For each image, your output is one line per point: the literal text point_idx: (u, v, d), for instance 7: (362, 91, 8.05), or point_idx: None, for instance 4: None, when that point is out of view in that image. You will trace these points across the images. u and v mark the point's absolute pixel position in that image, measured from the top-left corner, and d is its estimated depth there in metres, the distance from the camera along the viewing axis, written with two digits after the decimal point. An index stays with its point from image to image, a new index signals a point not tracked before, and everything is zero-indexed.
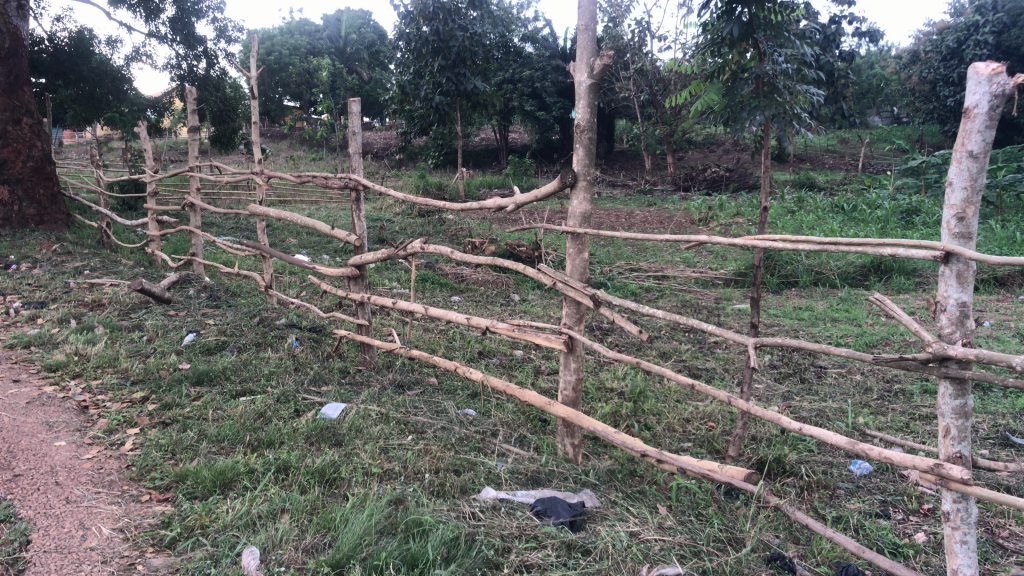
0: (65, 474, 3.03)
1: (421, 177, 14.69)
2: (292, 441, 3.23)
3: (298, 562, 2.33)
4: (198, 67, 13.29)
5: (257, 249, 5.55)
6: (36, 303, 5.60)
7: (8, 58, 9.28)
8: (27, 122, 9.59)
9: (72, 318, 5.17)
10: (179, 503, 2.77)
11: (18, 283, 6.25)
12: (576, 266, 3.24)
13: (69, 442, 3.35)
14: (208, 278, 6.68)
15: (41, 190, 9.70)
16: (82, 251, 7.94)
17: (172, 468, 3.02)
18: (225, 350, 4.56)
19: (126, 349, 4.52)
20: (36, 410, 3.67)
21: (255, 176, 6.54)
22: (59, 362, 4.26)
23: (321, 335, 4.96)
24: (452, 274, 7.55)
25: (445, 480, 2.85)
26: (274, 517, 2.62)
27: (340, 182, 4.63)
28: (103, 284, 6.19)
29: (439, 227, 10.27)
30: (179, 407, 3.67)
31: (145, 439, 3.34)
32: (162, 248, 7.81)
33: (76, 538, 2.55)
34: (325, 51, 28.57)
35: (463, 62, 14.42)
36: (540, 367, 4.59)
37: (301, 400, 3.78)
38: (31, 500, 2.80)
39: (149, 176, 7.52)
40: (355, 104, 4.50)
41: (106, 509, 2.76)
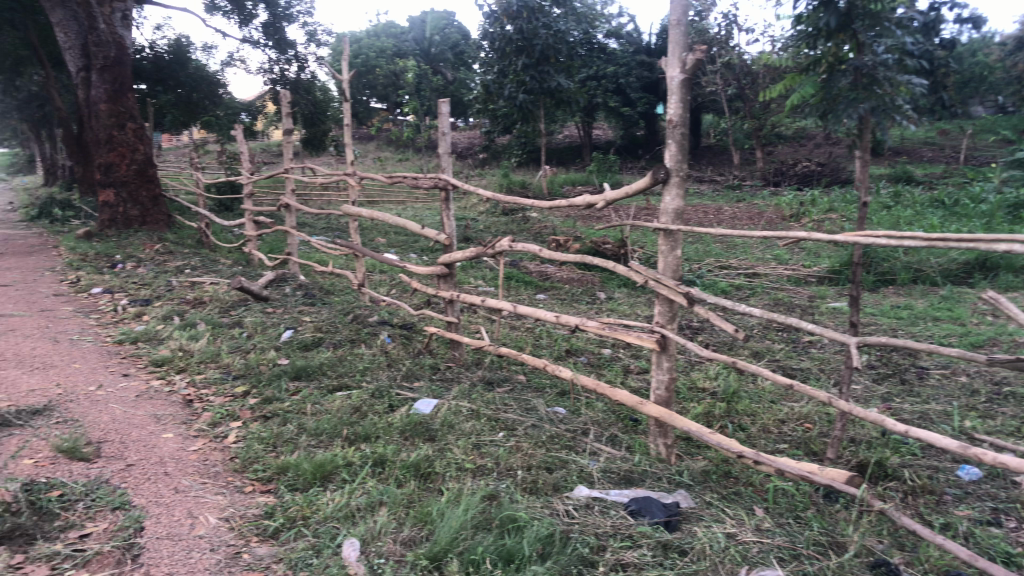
0: (174, 465, 3.18)
1: (505, 174, 14.77)
2: (387, 436, 3.29)
3: (397, 554, 2.38)
4: (290, 71, 13.66)
5: (349, 248, 5.66)
6: (141, 302, 5.87)
7: (113, 66, 9.70)
8: (131, 127, 9.99)
9: (176, 315, 5.39)
10: (281, 495, 2.87)
11: (125, 282, 6.57)
12: (668, 263, 3.21)
13: (176, 434, 3.50)
14: (302, 276, 6.85)
15: (143, 192, 10.14)
16: (182, 251, 8.26)
17: (273, 460, 3.13)
18: (320, 347, 4.67)
19: (227, 345, 4.67)
20: (145, 404, 3.87)
21: (346, 178, 6.67)
22: (165, 357, 4.46)
23: (412, 332, 5.03)
24: (538, 272, 7.58)
25: (538, 478, 2.87)
26: (372, 510, 2.68)
27: (430, 182, 4.68)
28: (203, 282, 6.42)
29: (523, 225, 10.31)
30: (278, 401, 3.79)
31: (246, 433, 3.47)
32: (258, 248, 8.06)
33: (185, 526, 2.68)
34: (410, 52, 29.00)
35: (547, 59, 14.40)
36: (630, 366, 4.56)
37: (394, 396, 3.84)
38: (143, 489, 2.96)
39: (245, 178, 7.74)
40: (445, 103, 4.54)
41: (212, 499, 2.89)
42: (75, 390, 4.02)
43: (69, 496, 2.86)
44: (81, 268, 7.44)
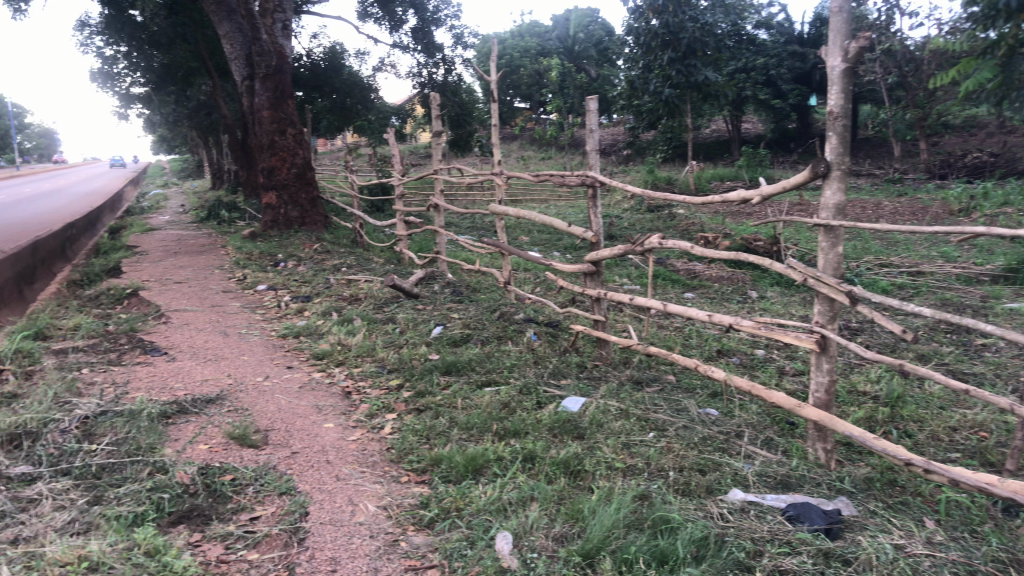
0: (334, 454, 3.35)
1: (650, 171, 14.60)
2: (536, 432, 3.32)
3: (549, 549, 2.40)
4: (438, 74, 14.03)
5: (497, 246, 5.75)
6: (302, 298, 6.19)
7: (274, 75, 10.23)
8: (291, 132, 10.52)
9: (333, 311, 5.65)
10: (435, 486, 2.95)
11: (287, 280, 6.95)
12: (829, 261, 3.08)
13: (336, 424, 3.67)
14: (451, 274, 7.01)
15: (302, 194, 10.71)
16: (338, 250, 8.62)
17: (426, 452, 3.23)
18: (468, 343, 4.76)
19: (382, 340, 4.85)
20: (307, 394, 4.09)
21: (494, 177, 6.77)
22: (325, 351, 4.69)
23: (559, 330, 5.05)
24: (684, 270, 7.45)
25: (691, 479, 2.82)
26: (524, 505, 2.71)
27: (578, 180, 4.68)
28: (358, 280, 6.68)
29: (669, 222, 10.16)
30: (431, 395, 3.90)
31: (401, 424, 3.60)
32: (408, 247, 8.33)
33: (346, 513, 2.82)
34: (554, 51, 29.20)
35: (694, 53, 14.12)
36: (785, 367, 4.41)
37: (543, 393, 3.87)
38: (307, 476, 3.14)
39: (396, 179, 8.01)
40: (593, 101, 4.53)
41: (370, 488, 3.02)
42: (244, 380, 4.30)
43: (241, 480, 3.11)
44: (247, 266, 7.93)
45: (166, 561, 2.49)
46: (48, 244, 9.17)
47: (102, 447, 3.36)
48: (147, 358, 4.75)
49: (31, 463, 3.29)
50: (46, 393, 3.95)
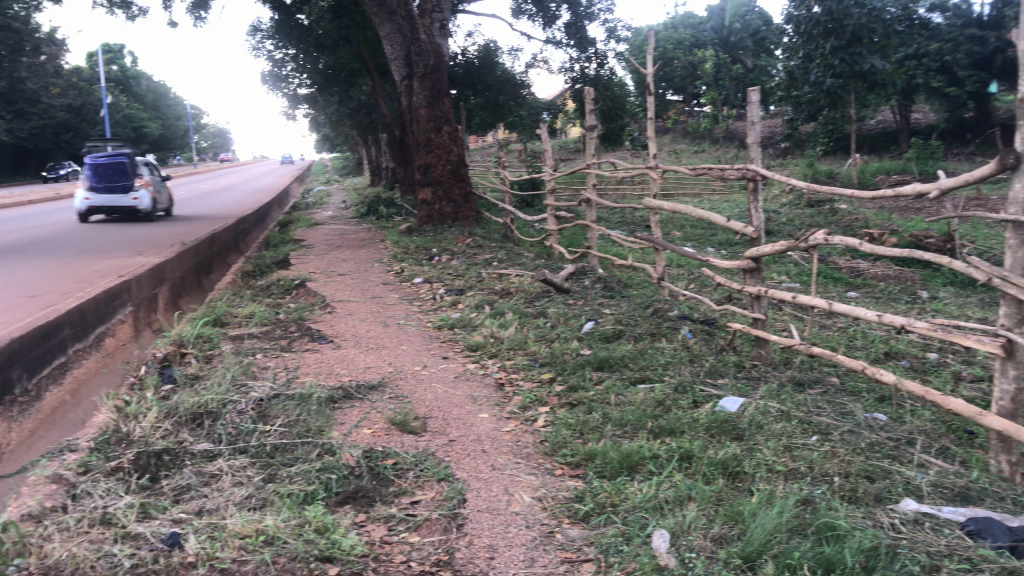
0: (489, 443, 3.42)
1: (810, 164, 14.05)
2: (692, 431, 3.27)
3: (708, 550, 2.37)
4: (590, 68, 14.03)
5: (651, 242, 5.68)
6: (456, 290, 6.36)
7: (432, 74, 10.52)
8: (447, 130, 10.78)
9: (486, 304, 5.76)
10: (590, 480, 2.97)
11: (442, 273, 7.16)
12: (1018, 259, 2.85)
13: (491, 414, 3.75)
14: (603, 269, 6.99)
15: (456, 190, 10.98)
16: (490, 244, 8.77)
17: (581, 447, 3.24)
18: (621, 339, 4.74)
19: (534, 333, 4.90)
20: (462, 384, 4.19)
21: (648, 172, 6.70)
22: (479, 343, 4.80)
23: (714, 328, 4.93)
24: (847, 267, 7.13)
25: (858, 486, 2.70)
26: (681, 504, 2.67)
27: (738, 173, 4.56)
28: (510, 274, 6.76)
29: (831, 218, 9.75)
30: (584, 390, 3.91)
31: (555, 418, 3.62)
32: (559, 242, 8.38)
33: (503, 502, 2.89)
34: (709, 42, 28.62)
35: (860, 40, 13.47)
36: (961, 373, 4.12)
37: (699, 391, 3.80)
38: (464, 463, 3.23)
39: (548, 175, 8.07)
40: (755, 92, 4.41)
41: (526, 478, 3.07)
42: (403, 369, 4.46)
43: (402, 465, 3.23)
44: (404, 260, 8.23)
45: (335, 538, 2.64)
46: (224, 238, 9.84)
47: (275, 428, 3.59)
48: (314, 345, 5.02)
49: (211, 440, 3.55)
50: (224, 375, 4.25)
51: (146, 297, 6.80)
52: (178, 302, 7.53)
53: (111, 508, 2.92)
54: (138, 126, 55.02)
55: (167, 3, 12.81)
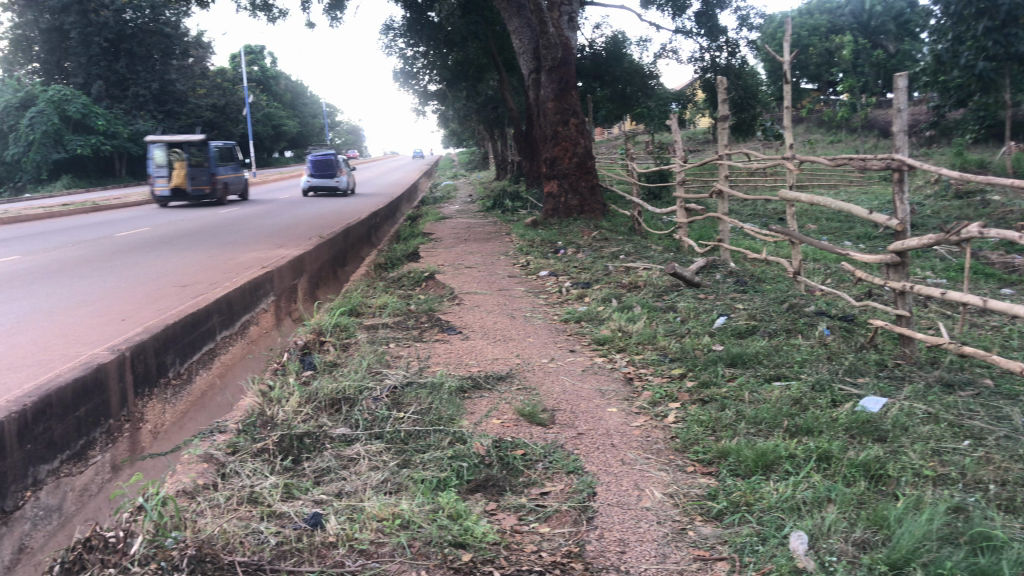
0: (619, 438, 3.40)
1: (958, 153, 13.27)
2: (831, 432, 3.15)
3: (850, 554, 2.28)
4: (721, 58, 13.72)
5: (786, 235, 5.50)
6: (583, 284, 6.36)
7: (560, 66, 10.57)
8: (574, 123, 10.80)
9: (614, 297, 5.73)
10: (722, 479, 2.92)
11: (568, 266, 7.18)
12: None
13: (620, 409, 3.73)
14: (734, 263, 6.82)
15: (582, 183, 10.99)
16: (617, 237, 8.72)
17: (714, 444, 3.18)
18: (754, 335, 4.62)
19: (664, 328, 4.84)
20: (590, 378, 4.19)
21: (784, 163, 6.48)
22: (607, 336, 4.79)
23: (854, 324, 4.73)
24: (1001, 263, 6.69)
25: (1016, 495, 2.53)
26: (820, 506, 2.58)
27: (882, 163, 4.35)
28: (637, 267, 6.70)
29: (982, 210, 9.17)
30: (716, 386, 3.83)
31: (685, 414, 3.57)
32: (688, 235, 8.25)
33: (633, 496, 2.88)
34: (847, 27, 27.49)
35: (1016, 20, 12.61)
36: None
37: (838, 391, 3.65)
38: (594, 457, 3.23)
39: (678, 166, 7.94)
40: (903, 77, 4.19)
41: (656, 474, 3.04)
42: (531, 361, 4.50)
43: (531, 455, 3.26)
44: (530, 253, 8.29)
45: (467, 525, 2.70)
46: (357, 231, 10.19)
47: (408, 415, 3.69)
48: (444, 336, 5.12)
49: (349, 425, 3.69)
50: (360, 364, 4.41)
51: (287, 288, 7.13)
52: (315, 293, 7.87)
53: (257, 487, 3.08)
54: (277, 124, 57.54)
55: (305, 5, 13.35)
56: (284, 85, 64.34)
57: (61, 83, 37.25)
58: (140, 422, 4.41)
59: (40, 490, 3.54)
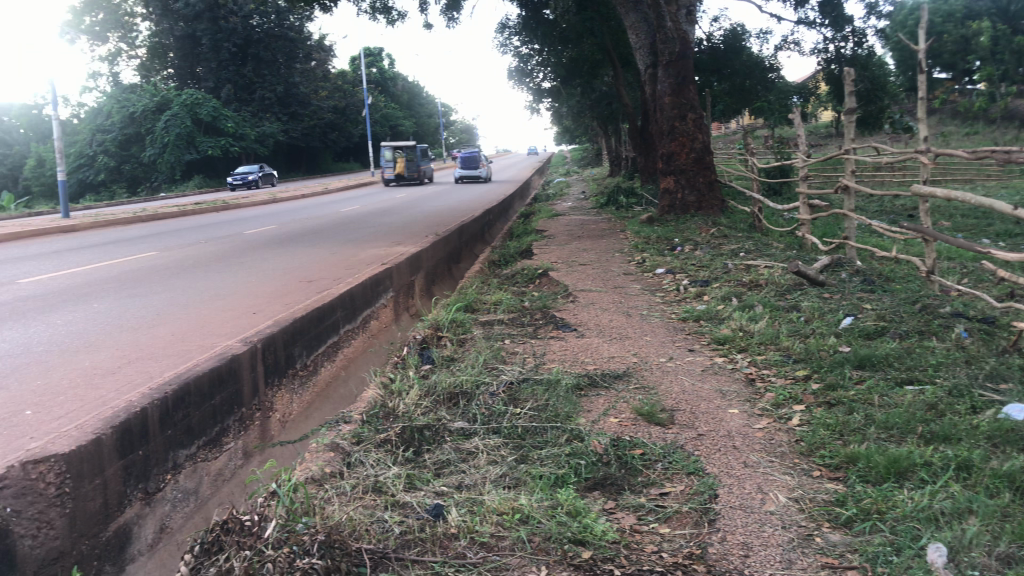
0: (740, 440, 3.33)
1: None
2: (971, 439, 2.98)
3: (993, 570, 2.17)
4: (847, 48, 13.23)
5: (919, 232, 5.25)
6: (701, 282, 6.25)
7: (678, 60, 10.61)
8: (691, 117, 10.79)
9: (734, 296, 5.61)
10: (852, 485, 2.82)
11: (685, 264, 7.07)
12: None
13: (742, 410, 3.64)
14: (861, 261, 6.56)
15: (700, 178, 10.93)
16: (736, 234, 8.53)
17: (842, 448, 3.08)
18: (884, 337, 4.43)
19: (787, 327, 4.70)
20: (710, 378, 4.12)
21: (918, 157, 6.19)
22: (727, 336, 4.69)
23: (995, 326, 4.46)
24: None
25: None
26: (960, 517, 2.46)
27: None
28: (758, 265, 6.53)
29: None
30: (843, 389, 3.69)
31: (811, 417, 3.46)
32: (811, 233, 7.99)
33: (756, 500, 2.81)
34: (985, 13, 26.08)
35: None
36: None
37: (977, 397, 3.46)
38: (715, 458, 3.17)
39: (802, 161, 7.71)
40: None
41: (781, 478, 2.96)
42: (649, 360, 4.45)
43: (650, 455, 3.23)
44: (646, 250, 8.22)
45: (587, 522, 2.71)
46: (472, 229, 10.32)
47: (526, 411, 3.72)
48: (560, 333, 5.13)
49: (467, 418, 3.76)
50: (477, 359, 4.48)
51: (405, 284, 7.31)
52: (432, 289, 8.03)
53: (380, 476, 3.21)
54: (395, 125, 58.97)
55: (423, 6, 13.62)
56: (402, 85, 65.89)
57: (194, 87, 39.24)
58: (268, 411, 4.63)
59: (180, 474, 3.79)
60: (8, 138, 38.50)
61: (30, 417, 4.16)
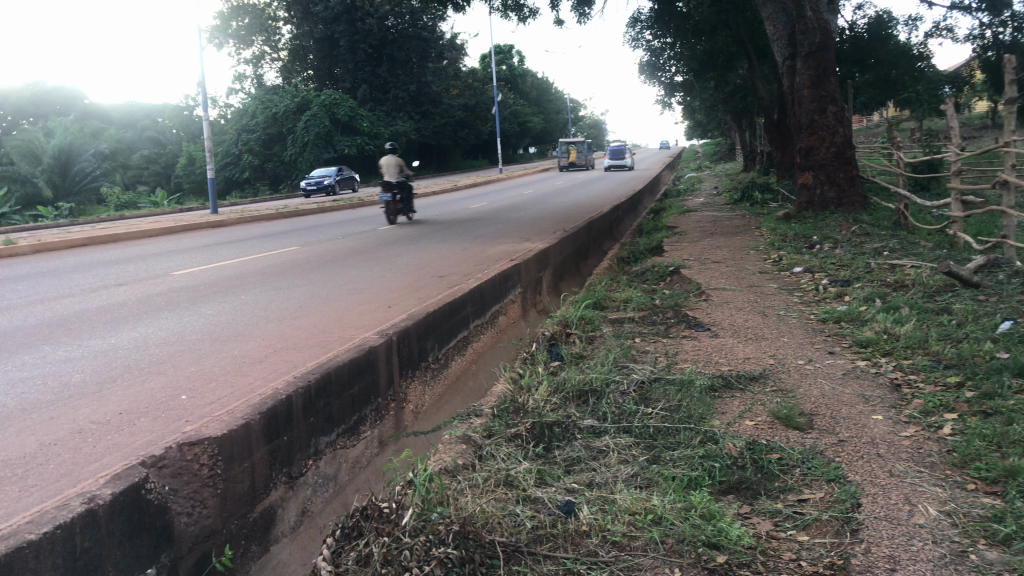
0: (885, 447, 3.18)
1: None
2: None
3: None
4: (1006, 34, 12.44)
5: None
6: (842, 281, 6.01)
7: (818, 52, 10.45)
8: (832, 110, 10.60)
9: (878, 297, 5.36)
10: (1010, 500, 2.64)
11: (824, 262, 6.82)
12: None
13: (886, 417, 3.49)
14: (1020, 261, 6.14)
15: (841, 174, 10.71)
16: (880, 232, 8.15)
17: (1000, 462, 2.89)
18: None
19: (937, 331, 4.45)
20: (852, 382, 3.96)
21: None
22: (871, 339, 4.49)
23: None
24: None
25: None
26: None
27: None
28: (904, 264, 6.22)
29: None
30: (1000, 398, 3.47)
31: (964, 427, 3.26)
32: (964, 231, 7.54)
33: (903, 512, 2.68)
34: None
35: None
36: None
37: None
38: (858, 466, 3.05)
39: (955, 155, 7.28)
40: None
41: (930, 490, 2.81)
42: (786, 362, 4.32)
43: (787, 461, 3.13)
44: (782, 248, 7.96)
45: (721, 526, 2.66)
46: (601, 225, 10.29)
47: (658, 411, 3.68)
48: (691, 332, 5.05)
49: (597, 417, 3.76)
50: (607, 357, 4.47)
51: (534, 280, 7.37)
52: (560, 286, 8.07)
53: (512, 470, 3.26)
54: (523, 122, 59.45)
55: (554, 3, 13.67)
56: (531, 82, 66.40)
57: (332, 87, 40.81)
58: (402, 402, 4.78)
59: (320, 460, 3.96)
60: (164, 139, 41.14)
61: (185, 401, 4.44)
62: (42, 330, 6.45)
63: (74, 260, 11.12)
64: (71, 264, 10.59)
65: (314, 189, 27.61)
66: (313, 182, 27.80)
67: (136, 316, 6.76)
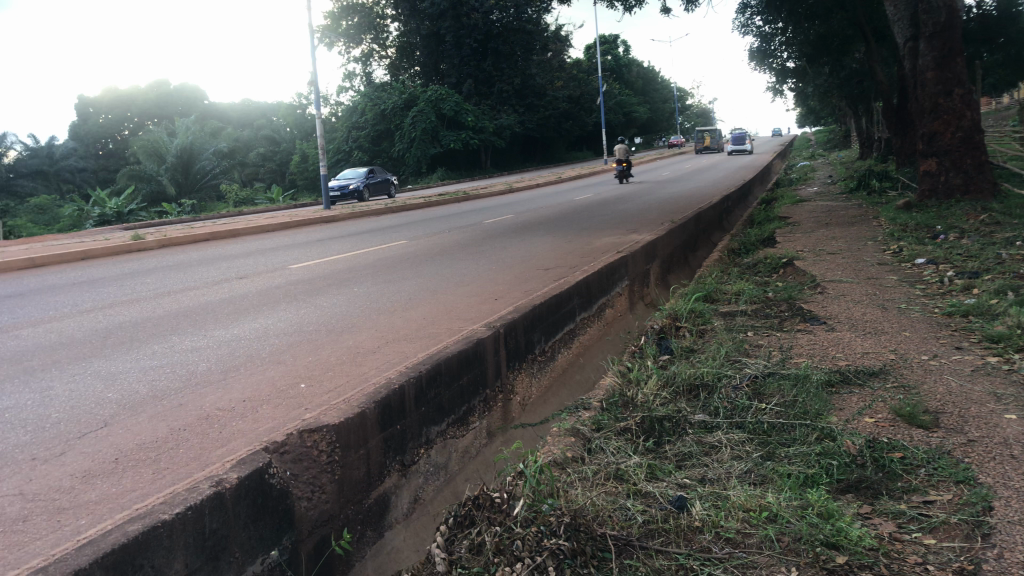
0: (1020, 449, 3.01)
1: None
2: None
3: None
4: None
5: None
6: (969, 274, 5.72)
7: (943, 32, 10.03)
8: (958, 94, 10.18)
9: (1009, 290, 5.08)
10: None
11: (949, 253, 6.51)
12: None
13: (1020, 416, 3.30)
14: None
15: (968, 159, 10.25)
16: (1010, 221, 7.72)
17: None
18: None
19: None
20: (982, 379, 3.76)
21: None
22: (1002, 334, 4.26)
23: None
24: None
25: None
26: None
27: None
28: None
29: None
30: None
31: None
32: None
33: None
34: None
35: None
36: None
37: None
38: (989, 467, 2.90)
39: None
40: None
41: None
42: (909, 357, 4.15)
43: (911, 460, 3.00)
44: (902, 239, 7.64)
45: (841, 525, 2.58)
46: (709, 216, 10.12)
47: (771, 406, 3.59)
48: (806, 326, 4.90)
49: (709, 412, 3.70)
50: (718, 351, 4.40)
51: (642, 272, 7.30)
52: (668, 278, 7.98)
53: (622, 464, 3.25)
54: (628, 113, 58.94)
55: None
56: (635, 72, 65.85)
57: (438, 83, 41.48)
58: (510, 394, 4.84)
59: (431, 449, 4.05)
60: (279, 137, 42.75)
61: (303, 390, 4.61)
62: (172, 320, 6.81)
63: (198, 255, 11.67)
64: (196, 258, 11.13)
65: (341, 193, 24.63)
66: (336, 187, 24.90)
67: (257, 308, 7.05)
